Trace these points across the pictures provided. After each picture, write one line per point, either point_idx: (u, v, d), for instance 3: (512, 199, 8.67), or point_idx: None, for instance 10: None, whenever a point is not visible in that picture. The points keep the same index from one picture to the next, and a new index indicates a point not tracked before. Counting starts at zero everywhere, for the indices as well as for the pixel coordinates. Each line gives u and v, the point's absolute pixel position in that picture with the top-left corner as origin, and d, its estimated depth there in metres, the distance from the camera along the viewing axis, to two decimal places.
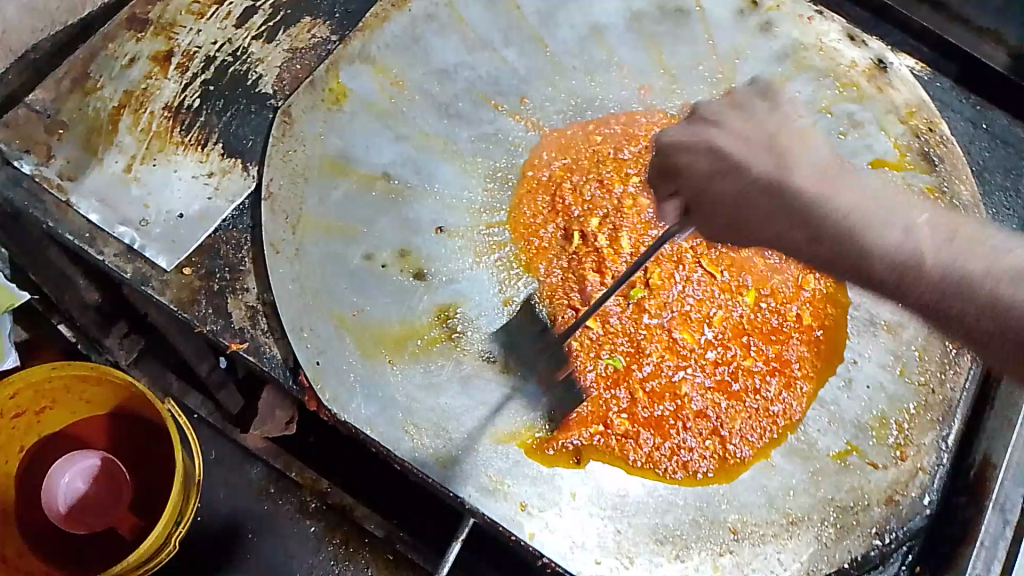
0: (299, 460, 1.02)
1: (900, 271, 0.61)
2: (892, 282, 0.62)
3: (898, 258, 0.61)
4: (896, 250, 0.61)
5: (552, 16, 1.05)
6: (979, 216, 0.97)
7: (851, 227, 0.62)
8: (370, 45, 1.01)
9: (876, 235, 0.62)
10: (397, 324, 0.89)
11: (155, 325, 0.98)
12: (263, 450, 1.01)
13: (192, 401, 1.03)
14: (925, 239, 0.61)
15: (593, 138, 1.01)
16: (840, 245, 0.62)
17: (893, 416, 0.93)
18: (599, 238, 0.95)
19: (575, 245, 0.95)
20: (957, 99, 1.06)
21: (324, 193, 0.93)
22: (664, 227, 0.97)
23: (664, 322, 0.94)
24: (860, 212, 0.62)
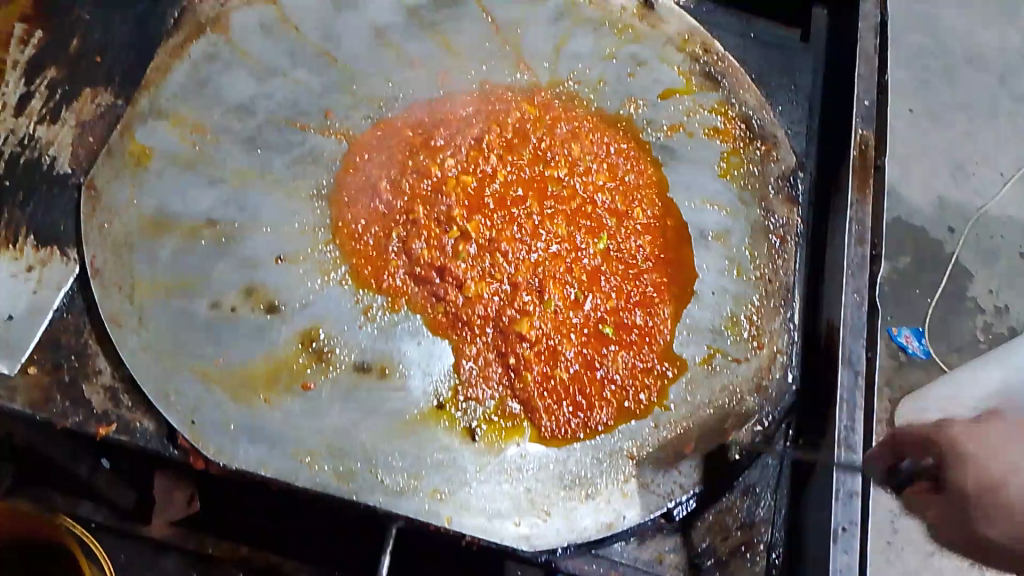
0: (212, 535, 1.03)
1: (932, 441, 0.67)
2: (933, 464, 0.66)
3: (947, 445, 0.65)
4: (931, 447, 0.66)
5: (333, 28, 1.09)
6: (766, 115, 1.15)
7: (923, 443, 0.67)
8: (159, 100, 1.01)
9: (945, 436, 0.66)
10: (260, 362, 0.90)
11: (19, 443, 1.00)
12: (169, 536, 1.02)
13: (84, 509, 1.02)
14: (1011, 437, 0.62)
15: (405, 132, 1.05)
16: (910, 438, 0.69)
17: (742, 313, 1.01)
18: (442, 225, 1.00)
19: (424, 235, 0.99)
20: (723, 19, 1.27)
21: (152, 255, 0.93)
22: (498, 195, 1.03)
23: (522, 287, 0.98)
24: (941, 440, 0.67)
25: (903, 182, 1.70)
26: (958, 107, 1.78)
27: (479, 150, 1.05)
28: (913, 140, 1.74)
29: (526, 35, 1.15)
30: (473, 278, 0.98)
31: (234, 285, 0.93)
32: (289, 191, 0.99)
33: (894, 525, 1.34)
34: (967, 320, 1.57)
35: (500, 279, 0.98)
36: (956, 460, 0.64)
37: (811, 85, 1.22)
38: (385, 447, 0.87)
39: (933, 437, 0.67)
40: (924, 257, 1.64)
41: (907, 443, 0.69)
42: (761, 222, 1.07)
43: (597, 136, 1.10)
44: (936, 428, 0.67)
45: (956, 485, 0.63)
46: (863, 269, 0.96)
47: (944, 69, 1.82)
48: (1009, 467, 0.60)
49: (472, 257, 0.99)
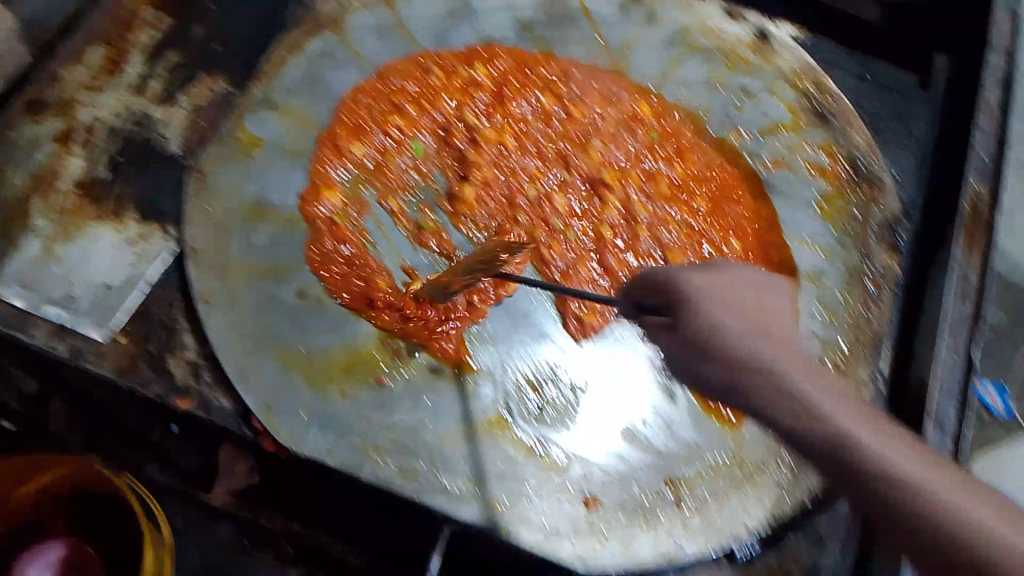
0: (268, 507, 1.03)
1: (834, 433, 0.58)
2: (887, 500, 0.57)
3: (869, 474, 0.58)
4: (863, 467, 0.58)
5: (445, 37, 1.11)
6: (877, 161, 1.11)
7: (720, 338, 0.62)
8: (272, 91, 1.04)
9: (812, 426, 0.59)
10: (340, 354, 0.91)
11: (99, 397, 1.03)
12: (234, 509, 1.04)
13: (151, 470, 1.04)
14: (881, 438, 0.59)
15: (507, 146, 1.06)
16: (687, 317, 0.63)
17: (829, 357, 1.00)
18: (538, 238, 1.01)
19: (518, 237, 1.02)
20: (842, 58, 1.24)
21: (247, 241, 0.95)
22: (590, 217, 1.04)
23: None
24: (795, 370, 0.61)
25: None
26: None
27: (578, 170, 1.06)
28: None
29: (636, 57, 1.15)
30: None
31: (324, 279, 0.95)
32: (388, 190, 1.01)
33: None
34: None
35: (588, 300, 0.99)
36: (866, 461, 0.58)
37: (926, 132, 1.18)
38: (451, 450, 0.87)
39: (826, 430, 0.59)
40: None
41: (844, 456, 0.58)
42: (858, 267, 1.05)
43: (700, 166, 1.10)
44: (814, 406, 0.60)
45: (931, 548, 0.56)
46: (964, 327, 0.91)
47: None
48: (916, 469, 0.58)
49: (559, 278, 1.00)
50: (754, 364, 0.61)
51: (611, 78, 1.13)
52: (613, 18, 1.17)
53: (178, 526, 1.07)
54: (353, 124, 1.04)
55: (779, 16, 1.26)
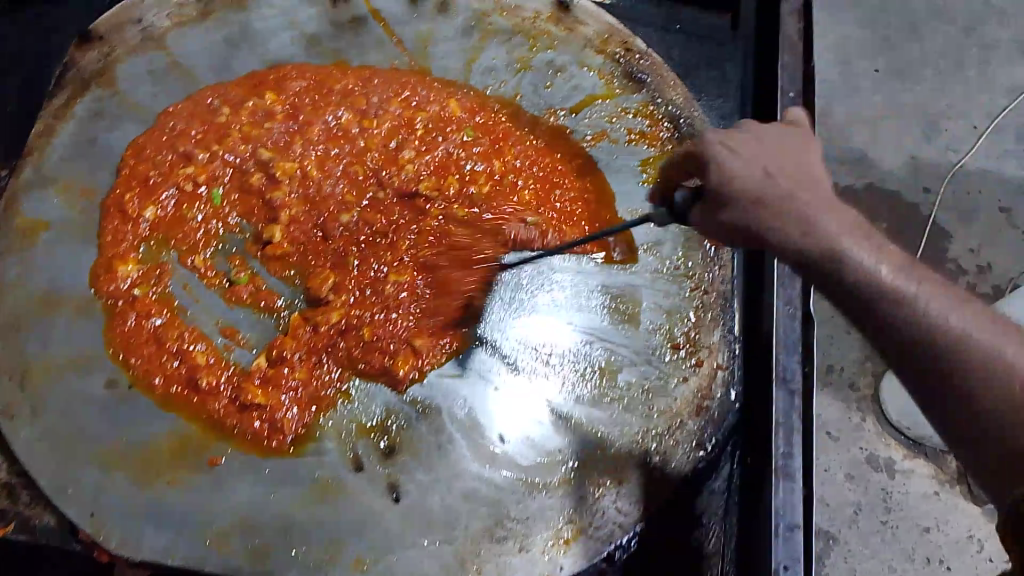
0: None
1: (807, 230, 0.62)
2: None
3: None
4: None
5: (227, 67, 1.04)
6: (698, 113, 1.09)
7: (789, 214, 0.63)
8: (44, 167, 0.95)
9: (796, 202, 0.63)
10: (164, 438, 0.84)
11: None
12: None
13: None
14: (866, 246, 0.61)
15: (312, 172, 0.99)
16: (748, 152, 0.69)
17: (678, 329, 0.97)
18: (359, 264, 0.95)
19: (336, 266, 0.94)
20: (646, 13, 1.22)
21: (44, 338, 0.87)
22: (410, 228, 0.98)
23: (450, 331, 0.93)
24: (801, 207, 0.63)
25: (873, 147, 1.62)
26: (926, 63, 1.72)
27: (391, 184, 1.00)
28: (883, 100, 1.67)
29: (436, 51, 1.10)
30: (391, 320, 0.93)
31: (131, 362, 0.88)
32: (186, 249, 0.94)
33: (887, 507, 1.37)
34: (953, 284, 1.52)
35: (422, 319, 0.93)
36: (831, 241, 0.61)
37: (742, 72, 1.16)
38: (300, 516, 0.82)
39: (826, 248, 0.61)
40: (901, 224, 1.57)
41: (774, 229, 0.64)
42: (695, 229, 1.02)
43: (518, 156, 1.06)
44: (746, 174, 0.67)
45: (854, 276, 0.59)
46: (795, 278, 0.88)
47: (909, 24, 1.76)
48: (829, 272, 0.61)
49: (388, 302, 0.93)
50: (770, 199, 0.64)
51: (412, 80, 1.08)
52: (404, 15, 1.10)
53: None
54: (139, 185, 0.96)
55: None
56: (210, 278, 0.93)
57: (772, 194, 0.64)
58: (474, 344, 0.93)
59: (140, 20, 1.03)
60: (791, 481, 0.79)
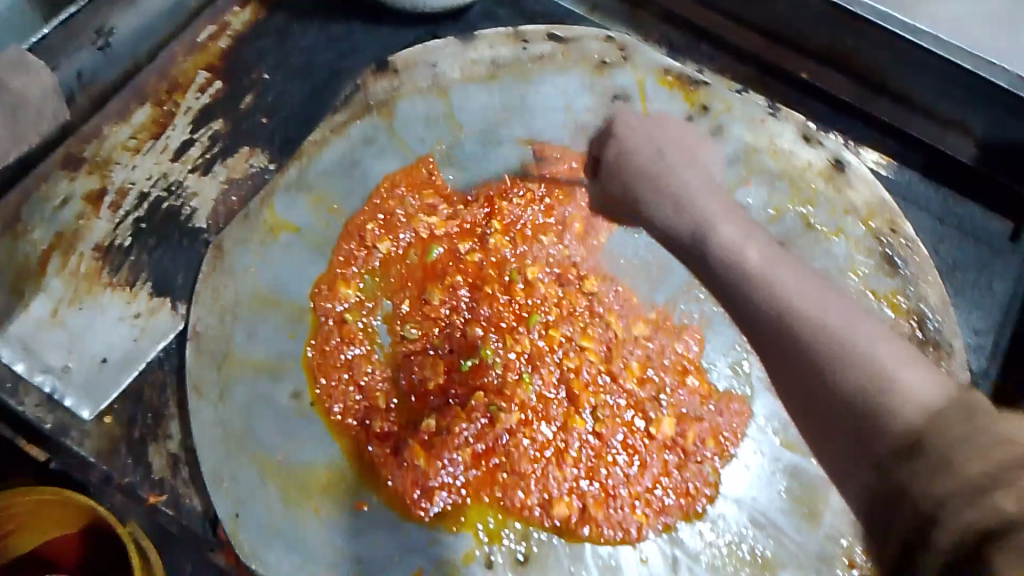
0: None
1: (765, 279, 0.65)
2: (778, 345, 0.60)
3: (796, 327, 0.59)
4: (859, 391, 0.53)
5: (495, 132, 1.07)
6: (950, 319, 1.01)
7: (760, 291, 0.64)
8: (306, 173, 1.00)
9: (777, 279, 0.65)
10: (323, 468, 0.86)
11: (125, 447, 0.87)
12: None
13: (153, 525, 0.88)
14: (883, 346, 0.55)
15: (536, 256, 1.00)
16: (654, 189, 0.80)
17: (860, 544, 0.87)
18: (550, 357, 0.93)
19: (527, 352, 0.93)
20: (926, 195, 1.14)
21: (251, 334, 0.91)
22: (608, 340, 0.95)
23: (613, 472, 0.88)
24: (796, 291, 0.62)
25: None
26: None
27: (609, 299, 0.98)
28: None
29: None
30: (551, 433, 0.89)
31: (320, 381, 0.90)
32: (388, 296, 0.96)
33: None
34: None
35: (590, 433, 0.90)
36: (796, 318, 0.60)
37: (1010, 292, 1.07)
38: None
39: (806, 320, 0.59)
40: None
41: (764, 294, 0.63)
42: None
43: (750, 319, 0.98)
44: (723, 241, 0.72)
45: (821, 359, 0.56)
46: None
47: None
48: (824, 321, 0.58)
49: (558, 416, 0.90)
50: (760, 278, 0.65)
51: None
52: None
53: None
54: (383, 217, 1.00)
55: (862, 141, 1.17)
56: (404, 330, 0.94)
57: (780, 289, 0.63)
58: (642, 486, 0.88)
59: (433, 65, 1.08)
60: None
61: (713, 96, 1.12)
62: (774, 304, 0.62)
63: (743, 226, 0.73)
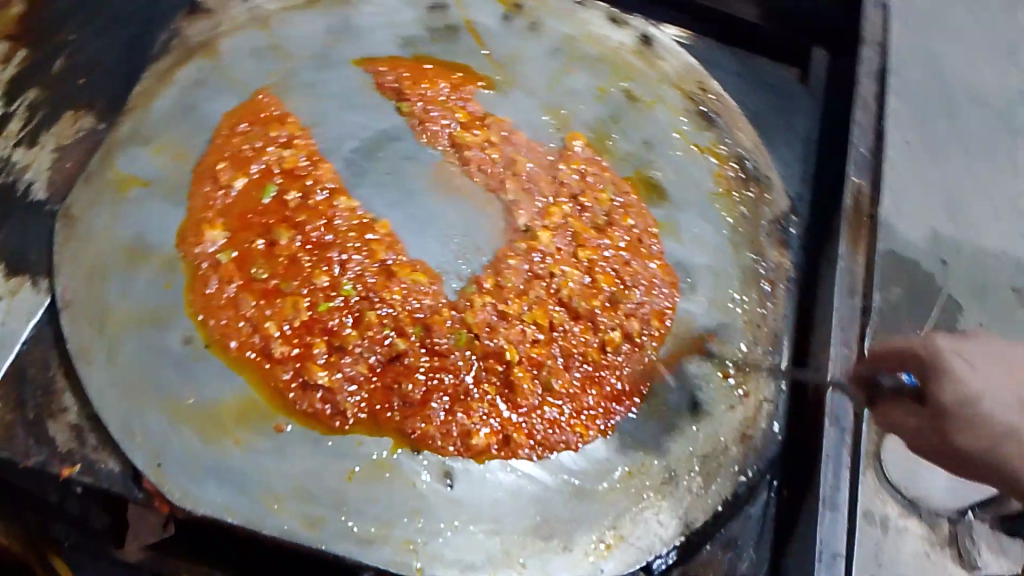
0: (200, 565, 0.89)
1: None
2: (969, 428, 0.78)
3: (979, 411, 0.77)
4: None
5: (325, 58, 1.08)
6: (762, 158, 1.13)
7: None
8: (142, 125, 0.98)
9: None
10: (232, 400, 0.87)
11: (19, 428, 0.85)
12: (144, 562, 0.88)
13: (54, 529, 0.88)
14: None
15: (391, 166, 1.04)
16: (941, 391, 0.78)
17: (730, 359, 0.99)
18: (424, 254, 0.99)
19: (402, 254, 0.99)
20: (723, 57, 1.26)
21: (125, 289, 0.90)
22: (477, 229, 1.02)
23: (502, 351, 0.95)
24: None
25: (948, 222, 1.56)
26: (959, 142, 1.65)
27: (470, 197, 1.04)
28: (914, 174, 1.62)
29: (522, 69, 1.13)
30: (439, 329, 0.95)
31: (208, 322, 0.91)
32: (255, 233, 0.97)
33: None
34: None
35: (478, 313, 0.97)
36: None
37: (808, 127, 1.21)
38: (355, 491, 0.85)
39: None
40: (916, 291, 1.46)
41: None
42: (753, 267, 1.06)
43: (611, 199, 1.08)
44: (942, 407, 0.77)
45: None
46: (854, 322, 0.97)
47: (945, 103, 1.69)
48: None
49: (441, 314, 0.96)
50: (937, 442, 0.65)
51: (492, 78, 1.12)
52: (495, 30, 1.14)
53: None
54: (232, 156, 1.00)
55: (661, 19, 1.27)
56: (277, 261, 0.96)
57: None
58: (533, 349, 0.97)
59: (247, 1, 1.08)
60: (835, 513, 0.86)
61: None
62: None
63: None
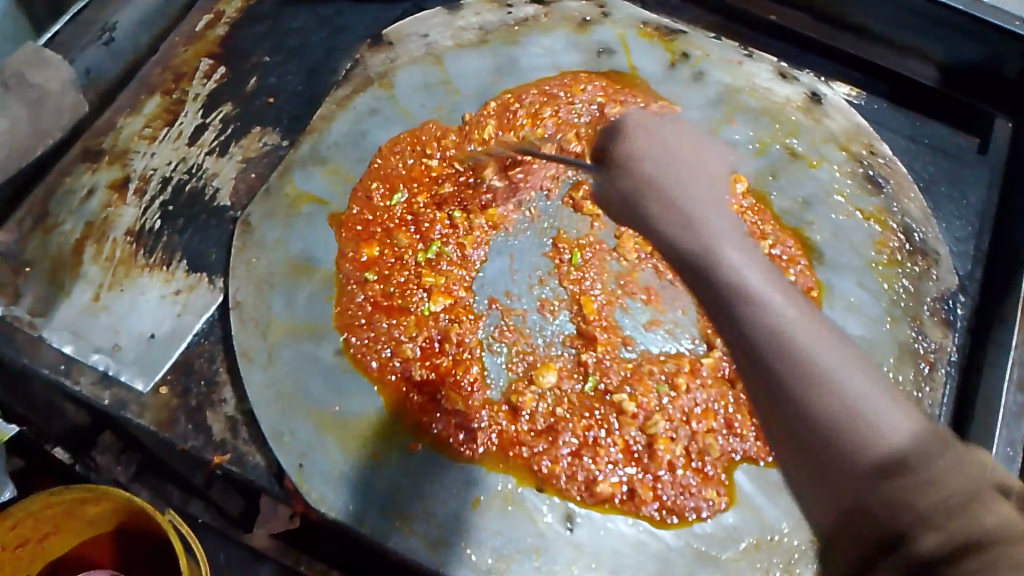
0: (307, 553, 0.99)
1: (732, 287, 0.63)
2: (807, 377, 0.53)
3: (797, 346, 0.55)
4: (846, 412, 0.50)
5: (490, 93, 1.11)
6: (933, 229, 1.07)
7: (723, 279, 0.64)
8: (319, 147, 1.05)
9: (772, 318, 0.58)
10: (372, 415, 0.91)
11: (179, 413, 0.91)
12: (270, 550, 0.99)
13: (194, 508, 0.99)
14: (868, 379, 0.52)
15: (537, 200, 1.06)
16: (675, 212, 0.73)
17: None
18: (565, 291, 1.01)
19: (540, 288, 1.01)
20: (896, 119, 1.20)
21: (289, 297, 0.96)
22: (619, 267, 1.04)
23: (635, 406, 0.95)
24: (772, 332, 0.57)
25: None
26: None
27: (625, 241, 1.04)
28: None
29: (686, 114, 1.13)
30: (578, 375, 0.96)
31: (356, 338, 0.95)
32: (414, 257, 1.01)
33: None
34: None
35: (609, 364, 0.97)
36: (815, 371, 0.53)
37: (984, 203, 1.14)
38: (479, 521, 0.87)
39: (801, 359, 0.54)
40: None
41: (745, 309, 0.60)
42: (911, 343, 1.01)
43: (771, 249, 1.06)
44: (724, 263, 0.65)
45: (839, 409, 0.51)
46: (1021, 419, 0.95)
47: None
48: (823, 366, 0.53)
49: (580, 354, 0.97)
50: (747, 293, 0.61)
51: (657, 121, 1.12)
52: (659, 75, 1.15)
53: (221, 561, 1.02)
54: (392, 179, 1.05)
55: (830, 75, 1.23)
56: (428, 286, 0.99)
57: (770, 323, 0.58)
58: (673, 400, 0.95)
59: (425, 36, 1.13)
60: None
61: (690, 43, 1.17)
62: (768, 335, 0.57)
63: (770, 282, 0.61)
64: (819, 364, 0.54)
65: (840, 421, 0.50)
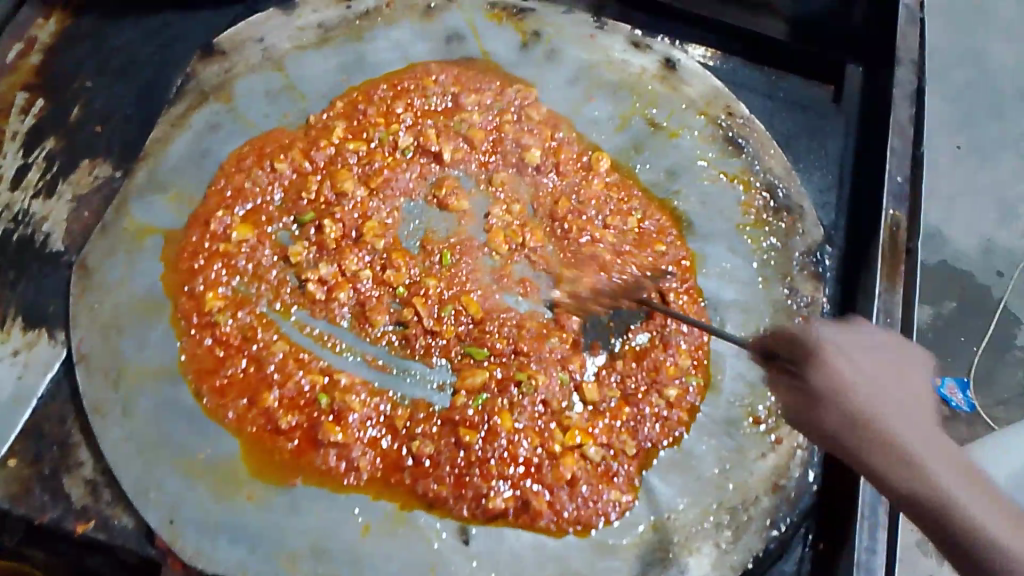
0: None
1: (854, 424, 0.59)
2: (914, 503, 0.57)
3: (931, 497, 0.56)
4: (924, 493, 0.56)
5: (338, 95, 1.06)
6: (797, 183, 1.06)
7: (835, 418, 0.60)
8: (156, 173, 0.97)
9: (884, 416, 0.59)
10: (242, 454, 0.87)
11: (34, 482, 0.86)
12: None
13: None
14: (983, 501, 0.55)
15: (395, 201, 1.02)
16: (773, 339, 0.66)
17: (760, 402, 0.94)
18: (433, 291, 0.97)
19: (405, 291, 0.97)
20: (750, 77, 1.21)
21: (141, 342, 0.89)
22: (488, 259, 1.01)
23: (519, 413, 0.92)
24: (885, 437, 0.58)
25: None
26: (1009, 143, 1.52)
27: (495, 235, 1.01)
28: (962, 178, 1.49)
29: (545, 96, 1.10)
30: (456, 389, 0.93)
31: (218, 372, 0.90)
32: (272, 283, 0.95)
33: None
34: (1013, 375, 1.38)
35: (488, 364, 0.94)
36: (912, 463, 0.57)
37: (843, 151, 1.15)
38: (370, 547, 0.84)
39: (883, 435, 0.58)
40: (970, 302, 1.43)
41: (830, 414, 0.60)
42: (784, 302, 1.01)
43: (640, 223, 1.05)
44: (848, 389, 0.60)
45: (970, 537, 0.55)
46: None
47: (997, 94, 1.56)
48: (917, 455, 0.57)
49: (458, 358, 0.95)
50: (863, 418, 0.59)
51: (515, 105, 1.09)
52: (514, 58, 1.11)
53: None
54: (233, 193, 0.99)
55: (685, 39, 1.23)
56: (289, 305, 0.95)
57: (886, 461, 0.58)
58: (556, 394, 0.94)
59: (261, 40, 1.05)
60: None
61: (542, 21, 1.12)
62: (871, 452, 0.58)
63: (898, 395, 0.59)
64: (951, 491, 0.56)
65: (930, 509, 0.56)
